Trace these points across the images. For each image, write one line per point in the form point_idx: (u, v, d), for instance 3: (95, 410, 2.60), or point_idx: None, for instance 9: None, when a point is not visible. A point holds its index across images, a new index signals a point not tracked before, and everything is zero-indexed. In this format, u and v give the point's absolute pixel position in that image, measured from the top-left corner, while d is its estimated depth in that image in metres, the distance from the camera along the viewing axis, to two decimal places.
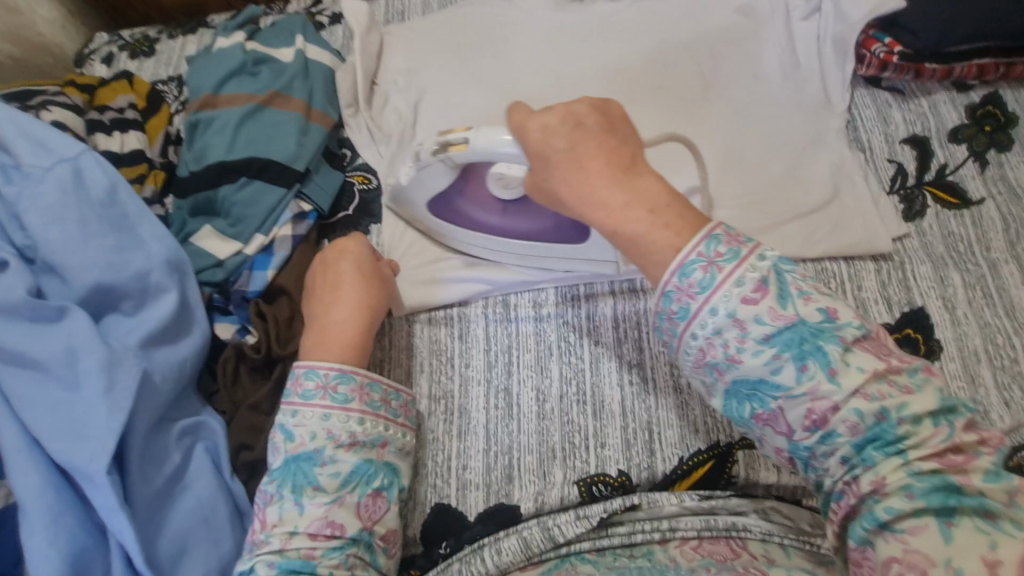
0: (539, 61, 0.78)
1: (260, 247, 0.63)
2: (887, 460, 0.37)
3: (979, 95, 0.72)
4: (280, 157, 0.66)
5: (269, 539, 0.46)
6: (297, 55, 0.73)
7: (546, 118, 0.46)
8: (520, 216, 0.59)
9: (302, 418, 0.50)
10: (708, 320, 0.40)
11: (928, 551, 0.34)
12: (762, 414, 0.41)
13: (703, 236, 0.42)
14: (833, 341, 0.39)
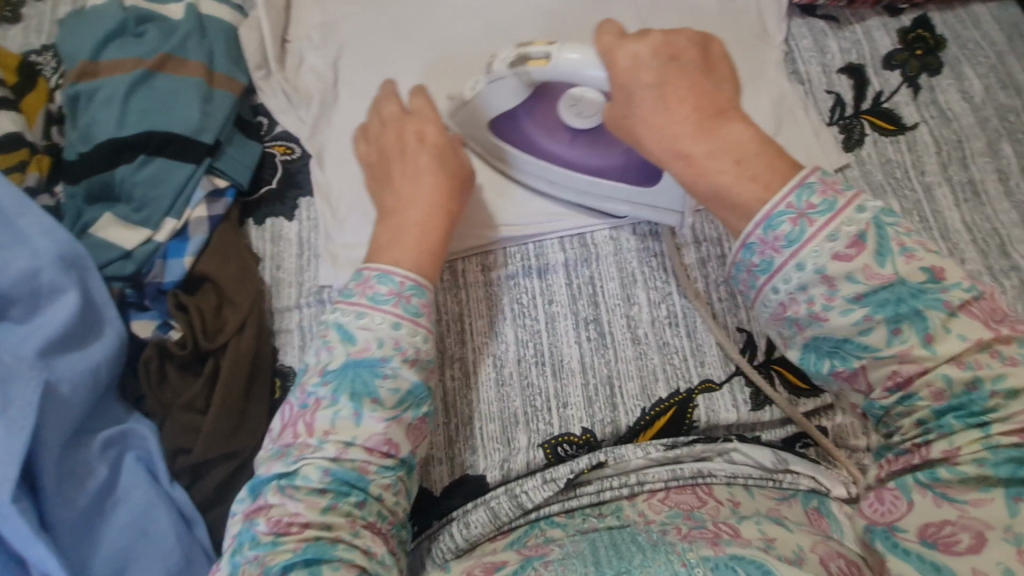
0: (467, 6, 0.72)
1: (172, 232, 0.56)
2: (966, 431, 0.35)
3: (909, 19, 0.72)
4: (183, 130, 0.58)
5: (320, 447, 0.42)
6: (188, 11, 0.64)
7: (638, 50, 0.44)
8: (588, 147, 0.58)
9: (369, 322, 0.45)
10: (793, 275, 0.38)
11: (991, 518, 0.33)
12: (842, 371, 0.38)
13: (796, 184, 0.38)
14: (936, 304, 0.36)
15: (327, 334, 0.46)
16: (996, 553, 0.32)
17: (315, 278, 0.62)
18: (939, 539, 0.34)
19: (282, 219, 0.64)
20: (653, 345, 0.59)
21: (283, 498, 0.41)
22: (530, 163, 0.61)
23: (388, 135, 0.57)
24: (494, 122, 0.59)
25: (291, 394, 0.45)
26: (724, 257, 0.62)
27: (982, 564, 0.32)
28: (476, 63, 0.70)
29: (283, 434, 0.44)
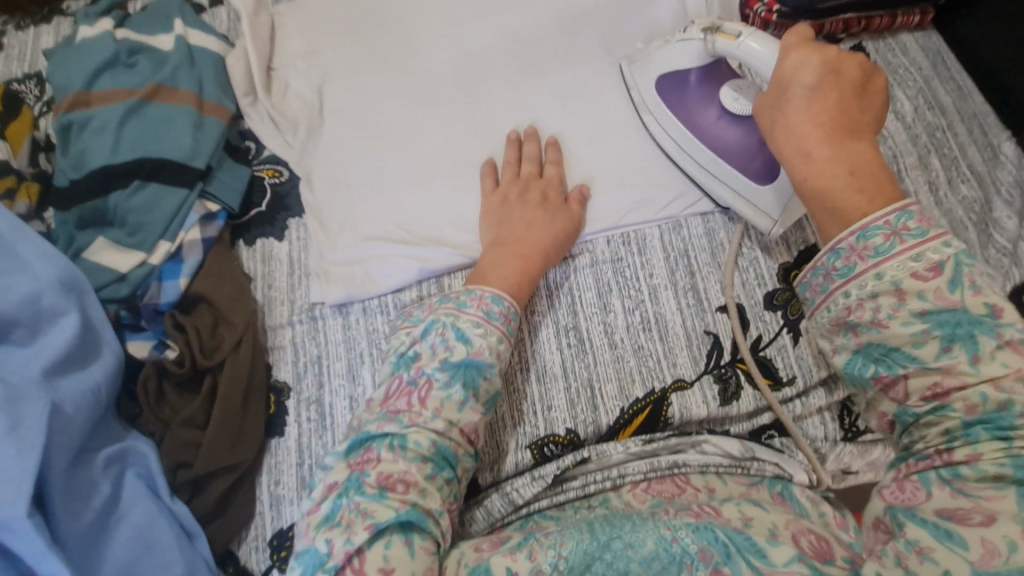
0: (444, 36, 0.77)
1: (166, 255, 0.58)
2: (991, 441, 0.36)
3: (846, 48, 0.79)
4: (176, 156, 0.61)
5: (431, 420, 0.47)
6: (177, 42, 0.66)
7: (806, 56, 0.48)
8: (728, 133, 0.65)
9: (486, 330, 0.52)
10: (870, 282, 0.40)
11: (1002, 509, 0.33)
12: (885, 377, 0.40)
13: (897, 208, 0.41)
14: (988, 333, 0.37)
15: (445, 332, 0.51)
16: (1003, 528, 0.32)
17: (307, 296, 0.65)
18: (954, 515, 0.34)
19: (273, 239, 0.67)
20: (630, 349, 0.63)
21: (395, 455, 0.45)
22: (671, 126, 0.68)
23: (510, 186, 0.66)
24: (664, 80, 0.68)
25: (402, 368, 0.50)
26: (691, 267, 0.68)
27: (991, 534, 0.32)
28: (455, 87, 0.74)
29: (393, 402, 0.48)
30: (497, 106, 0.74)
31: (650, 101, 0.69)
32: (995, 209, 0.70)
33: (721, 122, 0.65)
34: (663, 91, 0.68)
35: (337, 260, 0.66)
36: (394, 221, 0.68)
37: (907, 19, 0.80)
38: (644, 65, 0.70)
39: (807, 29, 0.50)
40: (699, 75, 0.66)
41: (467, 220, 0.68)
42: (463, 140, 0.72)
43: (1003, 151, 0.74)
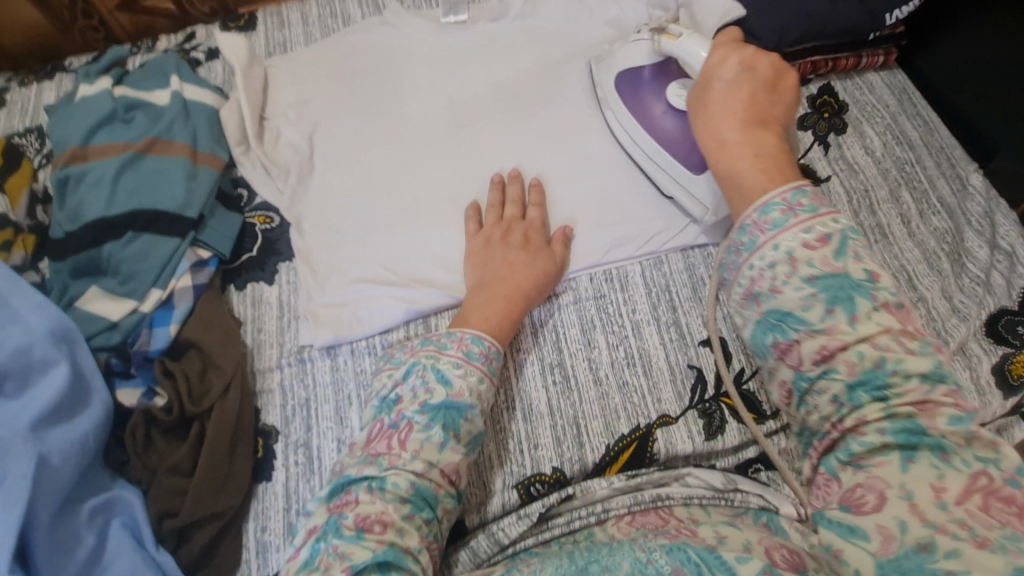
0: (431, 84, 0.80)
1: (158, 302, 0.60)
2: (872, 402, 0.37)
3: (816, 87, 0.83)
4: (168, 206, 0.62)
5: (410, 462, 0.48)
6: (173, 97, 0.69)
7: (724, 58, 0.52)
8: (670, 124, 0.67)
9: (466, 371, 0.54)
10: (769, 253, 0.40)
11: (888, 477, 0.34)
12: (782, 345, 0.39)
13: (792, 187, 0.42)
14: (866, 295, 0.38)
15: (425, 374, 0.53)
16: (895, 509, 0.33)
17: (296, 338, 0.66)
18: (851, 502, 0.35)
19: (263, 283, 0.69)
20: (614, 385, 0.64)
21: (373, 497, 0.45)
22: (625, 118, 0.72)
23: (493, 228, 0.68)
24: (624, 76, 0.71)
25: (384, 412, 0.52)
26: (673, 303, 0.69)
27: (883, 519, 0.33)
28: (441, 133, 0.77)
29: (374, 444, 0.49)
30: (482, 149, 0.76)
31: (610, 97, 0.74)
32: (966, 239, 0.72)
33: (665, 115, 0.67)
34: (621, 87, 0.72)
35: (326, 303, 0.67)
36: (382, 263, 0.69)
37: (872, 59, 0.83)
38: (608, 63, 0.75)
39: (737, 32, 0.55)
40: (652, 72, 0.69)
41: (451, 258, 0.70)
42: (449, 183, 0.74)
43: (971, 182, 0.77)
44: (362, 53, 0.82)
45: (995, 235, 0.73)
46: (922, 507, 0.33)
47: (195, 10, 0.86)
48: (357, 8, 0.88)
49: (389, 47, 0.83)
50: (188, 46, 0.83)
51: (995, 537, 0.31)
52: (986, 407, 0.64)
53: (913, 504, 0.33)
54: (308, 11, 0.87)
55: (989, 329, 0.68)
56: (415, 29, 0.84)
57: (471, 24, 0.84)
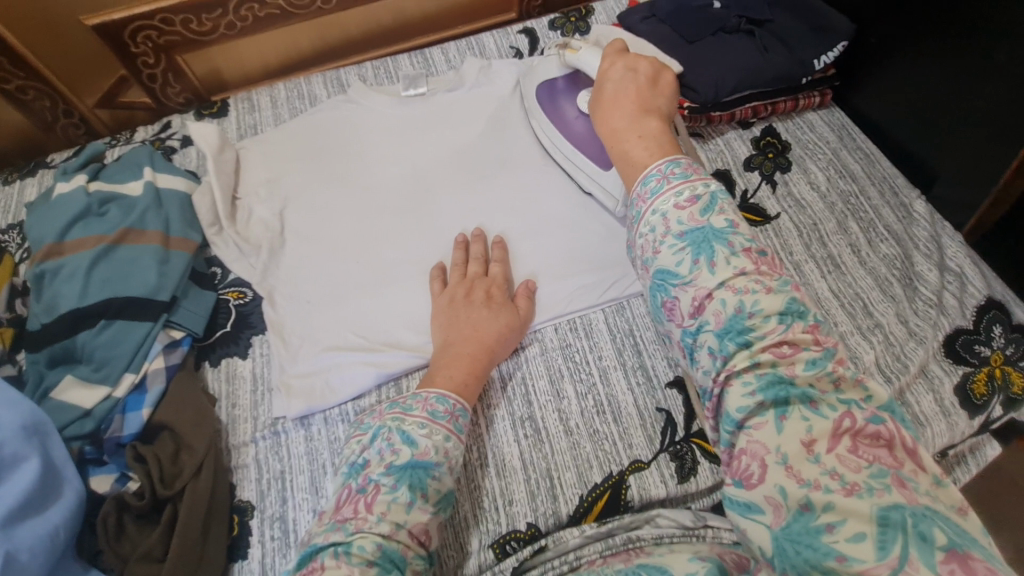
0: (394, 154, 0.85)
1: (131, 387, 0.61)
2: (739, 351, 0.41)
3: (758, 129, 0.88)
4: (141, 292, 0.65)
5: (377, 524, 0.48)
6: (146, 187, 0.73)
7: (613, 61, 0.64)
8: (582, 127, 0.76)
9: (431, 431, 0.55)
10: (650, 219, 0.48)
11: (766, 440, 0.37)
12: (667, 303, 0.45)
13: (666, 159, 0.51)
14: (724, 241, 0.44)
15: (391, 437, 0.54)
16: (774, 477, 0.36)
17: (270, 411, 0.67)
18: (741, 476, 0.38)
19: (237, 358, 0.70)
20: (584, 433, 0.65)
21: (340, 561, 0.45)
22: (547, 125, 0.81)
23: (457, 286, 0.70)
24: (542, 87, 0.80)
25: (352, 478, 0.52)
26: (638, 347, 0.71)
27: (768, 489, 0.36)
28: (406, 199, 0.81)
29: (342, 510, 0.50)
30: (445, 212, 0.80)
31: (535, 108, 0.82)
32: (915, 263, 0.75)
33: (580, 119, 0.76)
34: (541, 98, 0.80)
35: (298, 373, 0.69)
36: (352, 328, 0.72)
37: (808, 101, 0.88)
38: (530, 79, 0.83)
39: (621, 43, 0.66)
40: (566, 83, 0.78)
41: (421, 320, 0.72)
42: (415, 246, 0.78)
43: (915, 209, 0.79)
44: (327, 130, 0.87)
45: (943, 257, 0.75)
46: (799, 470, 0.36)
47: (170, 101, 0.91)
48: (324, 88, 0.93)
49: (354, 121, 0.88)
50: (163, 134, 0.88)
51: (863, 479, 0.35)
52: (953, 428, 0.65)
53: (789, 467, 0.36)
54: (277, 95, 0.93)
55: (948, 350, 0.69)
56: (377, 103, 0.89)
57: (430, 96, 0.90)
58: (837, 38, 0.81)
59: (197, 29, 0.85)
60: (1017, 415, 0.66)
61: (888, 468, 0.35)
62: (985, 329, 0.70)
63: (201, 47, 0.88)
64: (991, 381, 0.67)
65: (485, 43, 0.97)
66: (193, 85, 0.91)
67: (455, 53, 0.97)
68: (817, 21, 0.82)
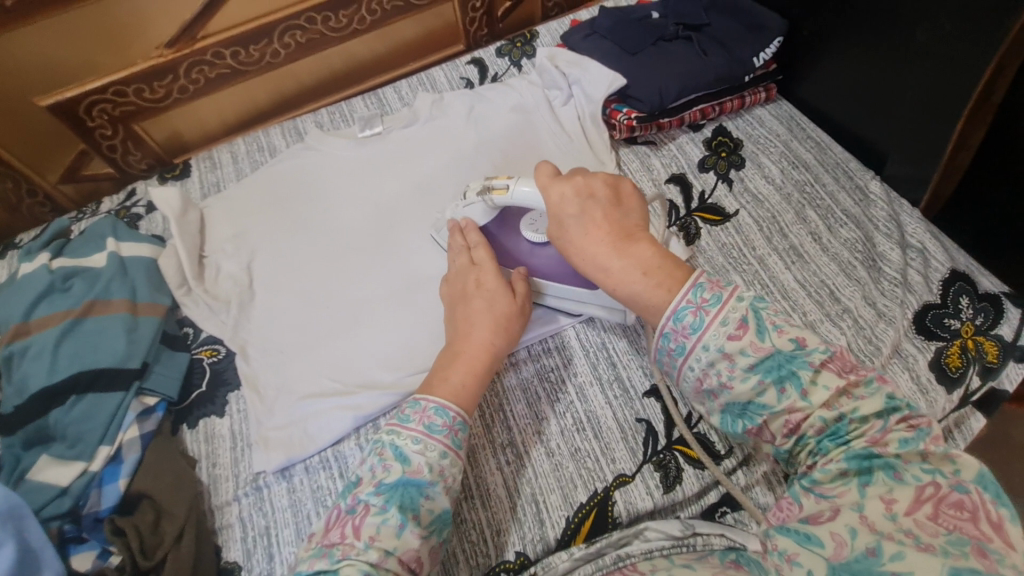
0: (356, 196, 0.86)
1: (106, 459, 0.61)
2: (836, 447, 0.43)
3: (709, 130, 0.89)
4: (110, 362, 0.65)
5: (364, 551, 0.47)
6: (110, 258, 0.73)
7: (563, 191, 0.59)
8: (542, 257, 0.71)
9: (425, 447, 0.54)
10: (702, 354, 0.47)
11: (843, 502, 0.40)
12: (753, 428, 0.47)
13: (691, 284, 0.49)
14: (804, 364, 0.44)
15: (383, 452, 0.54)
16: (846, 518, 0.39)
17: (250, 466, 0.67)
18: (811, 516, 0.40)
19: (214, 417, 0.70)
20: (566, 453, 0.65)
21: None
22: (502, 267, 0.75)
23: (454, 285, 0.70)
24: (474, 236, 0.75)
25: (343, 498, 0.53)
26: (612, 360, 0.71)
27: (836, 527, 0.38)
28: (370, 240, 0.82)
29: (330, 534, 0.50)
30: (411, 248, 0.81)
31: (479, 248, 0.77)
32: (877, 244, 0.76)
33: (534, 252, 0.72)
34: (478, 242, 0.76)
35: (276, 425, 0.69)
36: (327, 374, 0.72)
37: (755, 96, 0.90)
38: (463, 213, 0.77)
39: (548, 166, 0.62)
40: (497, 223, 0.74)
41: (394, 358, 0.72)
42: (383, 284, 0.78)
43: (870, 190, 0.80)
44: (289, 180, 0.88)
45: (904, 235, 0.76)
46: (872, 518, 0.38)
47: (132, 168, 0.93)
48: (282, 138, 0.95)
49: (314, 168, 0.89)
50: (128, 203, 0.89)
51: (939, 543, 0.35)
52: (934, 405, 0.65)
53: (863, 515, 0.38)
54: (237, 150, 0.95)
55: (918, 327, 0.69)
56: (336, 147, 0.91)
57: (386, 134, 0.91)
58: (770, 35, 0.84)
59: (150, 96, 0.87)
60: (997, 384, 0.66)
61: (970, 537, 0.35)
62: (952, 302, 0.70)
63: (157, 113, 0.90)
64: (964, 353, 0.67)
65: (435, 77, 1.00)
66: (154, 150, 0.93)
67: (407, 90, 0.99)
68: (751, 20, 0.85)
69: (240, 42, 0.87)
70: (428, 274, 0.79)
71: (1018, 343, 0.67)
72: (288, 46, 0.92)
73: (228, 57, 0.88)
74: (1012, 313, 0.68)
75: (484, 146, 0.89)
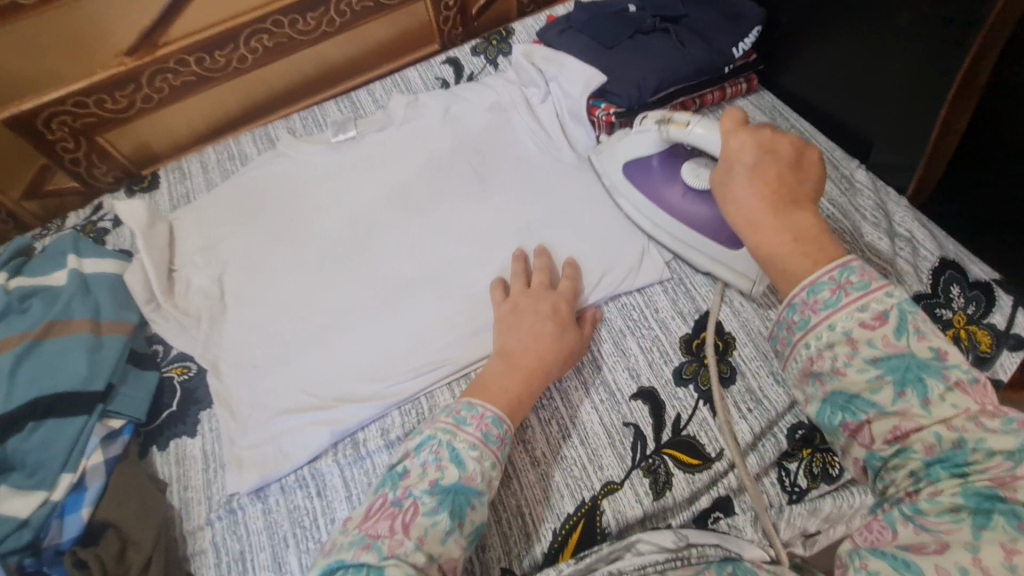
0: (331, 203, 0.83)
1: (69, 487, 0.58)
2: (950, 478, 0.40)
3: None
4: (71, 385, 0.62)
5: (413, 552, 0.45)
6: (70, 275, 0.70)
7: (748, 140, 0.59)
8: (691, 205, 0.72)
9: (482, 455, 0.53)
10: (824, 333, 0.47)
11: (954, 539, 0.36)
12: (852, 423, 0.45)
13: (840, 264, 0.48)
14: (937, 376, 0.42)
15: (439, 451, 0.52)
16: (954, 555, 0.35)
17: (224, 488, 0.64)
18: (911, 544, 0.37)
19: (185, 437, 0.68)
20: (552, 463, 0.62)
21: None
22: (642, 204, 0.76)
23: (521, 298, 0.68)
24: (630, 165, 0.76)
25: (390, 488, 0.50)
26: (598, 362, 0.69)
27: (943, 561, 0.35)
28: (346, 247, 0.80)
29: (375, 525, 0.47)
30: (388, 254, 0.79)
31: (619, 186, 0.78)
32: (865, 233, 0.74)
33: (685, 197, 0.72)
34: (629, 173, 0.77)
35: (248, 443, 0.66)
36: (303, 388, 0.69)
37: (735, 88, 0.88)
38: (610, 155, 0.79)
39: (738, 112, 0.61)
40: (660, 159, 0.74)
41: (371, 369, 0.70)
42: (359, 292, 0.76)
43: (856, 179, 0.79)
44: (261, 188, 0.85)
45: (892, 225, 0.74)
46: (987, 562, 0.34)
47: (99, 182, 0.90)
48: (253, 146, 0.93)
49: (286, 176, 0.86)
50: (95, 217, 0.86)
51: None
52: None
53: (977, 557, 0.35)
54: (207, 159, 0.92)
55: None
56: (308, 152, 0.88)
57: (359, 138, 0.88)
58: (750, 24, 0.82)
59: (113, 107, 0.84)
60: (991, 374, 0.65)
61: None
62: (943, 291, 0.69)
63: (122, 124, 0.87)
64: (958, 343, 0.65)
65: (410, 78, 0.97)
66: (122, 164, 0.90)
67: (381, 92, 0.97)
68: (729, 10, 0.84)
69: (203, 49, 0.84)
70: (406, 280, 0.76)
71: (1011, 330, 0.65)
72: (256, 50, 0.89)
73: (193, 64, 0.85)
74: (1004, 300, 0.66)
75: (461, 147, 0.86)
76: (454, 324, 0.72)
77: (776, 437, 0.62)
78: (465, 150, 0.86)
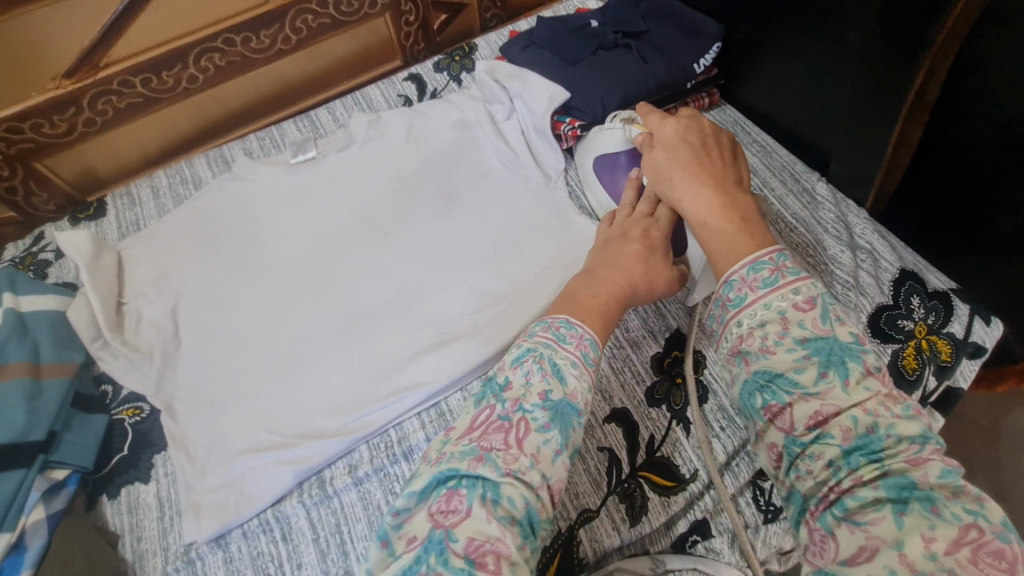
0: (291, 228, 0.80)
1: (6, 548, 0.53)
2: (868, 464, 0.39)
3: None
4: (6, 437, 0.57)
5: (528, 470, 0.43)
6: (5, 314, 0.65)
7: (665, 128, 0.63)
8: None
9: (582, 372, 0.49)
10: (759, 311, 0.47)
11: (885, 535, 0.35)
12: (773, 405, 0.44)
13: (775, 249, 0.50)
14: (857, 359, 0.43)
15: (542, 362, 0.49)
16: (885, 558, 0.34)
17: (181, 537, 0.61)
18: (848, 556, 0.36)
19: (138, 484, 0.64)
20: None
21: (489, 513, 0.40)
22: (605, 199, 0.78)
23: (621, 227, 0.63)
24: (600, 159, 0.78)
25: (495, 399, 0.48)
26: None
27: (874, 569, 0.34)
28: (309, 274, 0.77)
29: (487, 437, 0.45)
30: (352, 282, 0.76)
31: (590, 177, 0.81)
32: (826, 246, 0.75)
33: None
34: (598, 167, 0.78)
35: (206, 487, 0.62)
36: (265, 425, 0.66)
37: (698, 103, 0.89)
38: (585, 150, 0.81)
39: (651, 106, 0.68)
40: (628, 157, 0.75)
41: (337, 403, 0.67)
42: (322, 320, 0.73)
43: (817, 192, 0.80)
44: (218, 214, 0.82)
45: (853, 237, 0.76)
46: (912, 557, 0.34)
47: (40, 211, 0.86)
48: (207, 168, 0.89)
49: (243, 202, 0.83)
50: (36, 248, 0.81)
51: None
52: None
53: (903, 554, 0.34)
54: (158, 183, 0.88)
55: (873, 328, 0.69)
56: (268, 173, 0.84)
57: (320, 159, 0.85)
58: (708, 40, 0.82)
59: (52, 131, 0.79)
60: (952, 383, 0.67)
61: None
62: (904, 302, 0.70)
63: (65, 148, 0.82)
64: (920, 354, 0.67)
65: (372, 95, 0.95)
66: (63, 190, 0.86)
67: (341, 110, 0.94)
68: (688, 26, 0.84)
69: (150, 69, 0.81)
70: (372, 308, 0.74)
71: (968, 338, 0.67)
72: (206, 69, 0.86)
73: (139, 85, 0.81)
74: (960, 309, 0.68)
75: (425, 165, 0.85)
76: (422, 352, 0.70)
77: (749, 457, 0.62)
78: (430, 168, 0.84)
